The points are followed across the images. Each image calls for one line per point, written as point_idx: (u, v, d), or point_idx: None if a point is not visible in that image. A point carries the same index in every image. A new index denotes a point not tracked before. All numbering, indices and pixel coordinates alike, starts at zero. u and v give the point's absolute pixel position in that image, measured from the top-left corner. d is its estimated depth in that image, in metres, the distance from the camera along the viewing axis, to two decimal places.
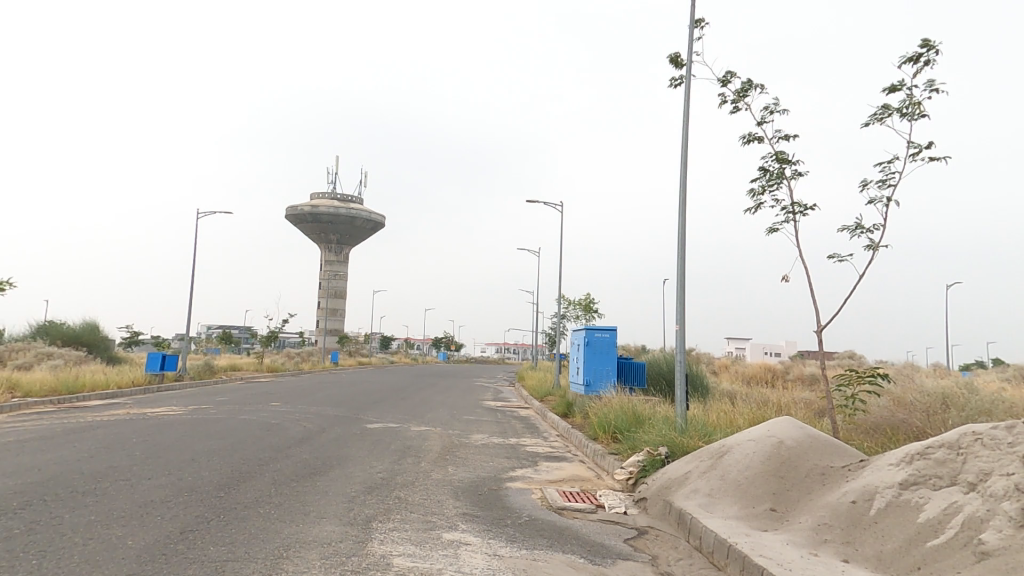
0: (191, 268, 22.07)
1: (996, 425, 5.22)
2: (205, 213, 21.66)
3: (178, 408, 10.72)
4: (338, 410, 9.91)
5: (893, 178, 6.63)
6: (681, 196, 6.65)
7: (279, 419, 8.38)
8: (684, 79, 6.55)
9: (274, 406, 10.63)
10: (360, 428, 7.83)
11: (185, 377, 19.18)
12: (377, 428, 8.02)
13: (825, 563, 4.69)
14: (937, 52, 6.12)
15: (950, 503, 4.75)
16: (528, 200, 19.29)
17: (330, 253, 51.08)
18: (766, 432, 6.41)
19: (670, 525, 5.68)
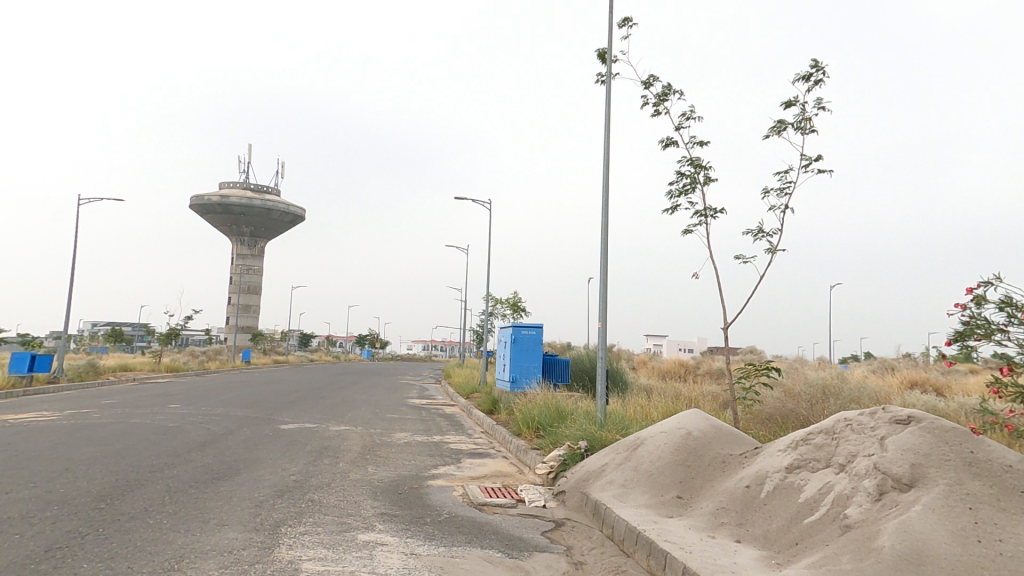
0: (73, 260, 19.88)
1: (862, 411, 5.98)
2: (87, 199, 19.54)
3: (52, 413, 9.63)
4: (247, 411, 9.39)
5: (790, 187, 7.58)
6: (603, 196, 6.93)
7: (178, 423, 7.78)
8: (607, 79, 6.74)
9: (171, 408, 9.86)
10: (271, 430, 7.49)
11: (61, 379, 17.19)
12: (291, 429, 7.70)
13: (721, 543, 5.15)
14: (825, 74, 6.94)
15: (823, 483, 5.43)
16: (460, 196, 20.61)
17: (243, 247, 48.34)
18: (676, 424, 6.87)
19: (586, 516, 5.95)
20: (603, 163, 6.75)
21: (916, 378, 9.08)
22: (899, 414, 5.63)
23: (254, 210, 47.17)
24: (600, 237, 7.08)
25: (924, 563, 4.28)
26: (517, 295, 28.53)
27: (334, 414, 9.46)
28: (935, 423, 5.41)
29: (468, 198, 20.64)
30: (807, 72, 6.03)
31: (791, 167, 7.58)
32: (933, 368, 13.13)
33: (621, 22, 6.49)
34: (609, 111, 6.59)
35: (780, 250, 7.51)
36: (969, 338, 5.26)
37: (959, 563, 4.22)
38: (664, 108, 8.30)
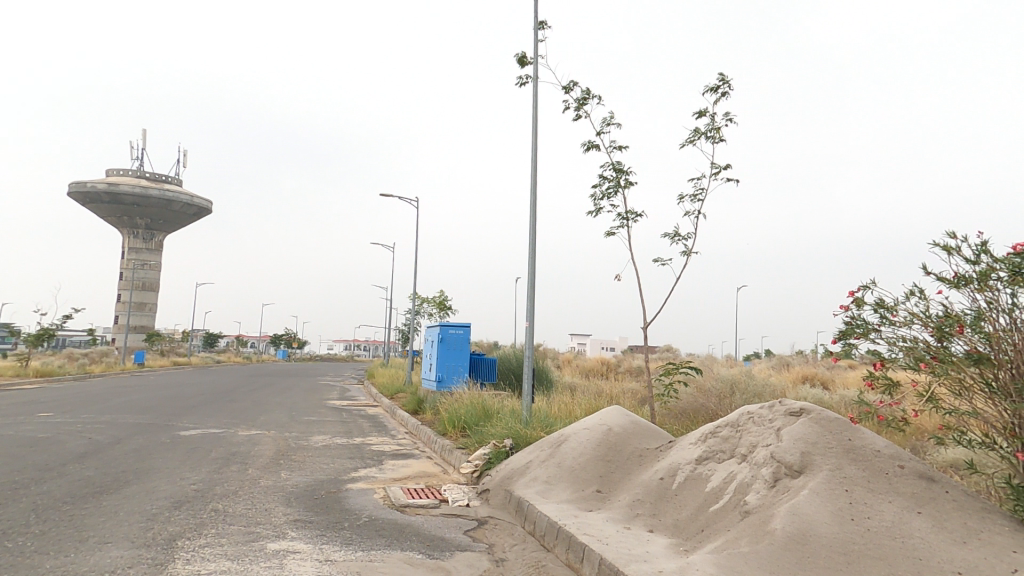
0: None
1: (763, 405, 6.47)
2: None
3: None
4: (140, 418, 8.64)
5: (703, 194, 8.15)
6: (530, 197, 7.03)
7: (53, 433, 7.01)
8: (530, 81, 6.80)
9: (42, 417, 8.84)
10: (169, 437, 6.96)
11: None
12: (192, 435, 7.19)
13: (635, 534, 5.40)
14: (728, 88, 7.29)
15: (728, 473, 5.84)
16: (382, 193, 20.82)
17: (135, 240, 44.85)
18: (598, 421, 7.09)
19: (509, 513, 6.01)
20: (530, 163, 6.83)
21: (810, 374, 10.00)
22: (793, 407, 6.15)
23: (150, 200, 43.75)
24: (528, 237, 7.18)
25: (808, 541, 4.73)
26: (444, 294, 28.18)
27: (244, 418, 8.92)
28: (822, 414, 5.97)
29: (395, 197, 20.99)
30: (716, 84, 6.42)
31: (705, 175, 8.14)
32: (818, 365, 14.42)
33: (539, 24, 6.58)
34: (534, 113, 6.67)
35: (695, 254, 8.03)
36: (850, 337, 5.87)
37: (837, 541, 4.71)
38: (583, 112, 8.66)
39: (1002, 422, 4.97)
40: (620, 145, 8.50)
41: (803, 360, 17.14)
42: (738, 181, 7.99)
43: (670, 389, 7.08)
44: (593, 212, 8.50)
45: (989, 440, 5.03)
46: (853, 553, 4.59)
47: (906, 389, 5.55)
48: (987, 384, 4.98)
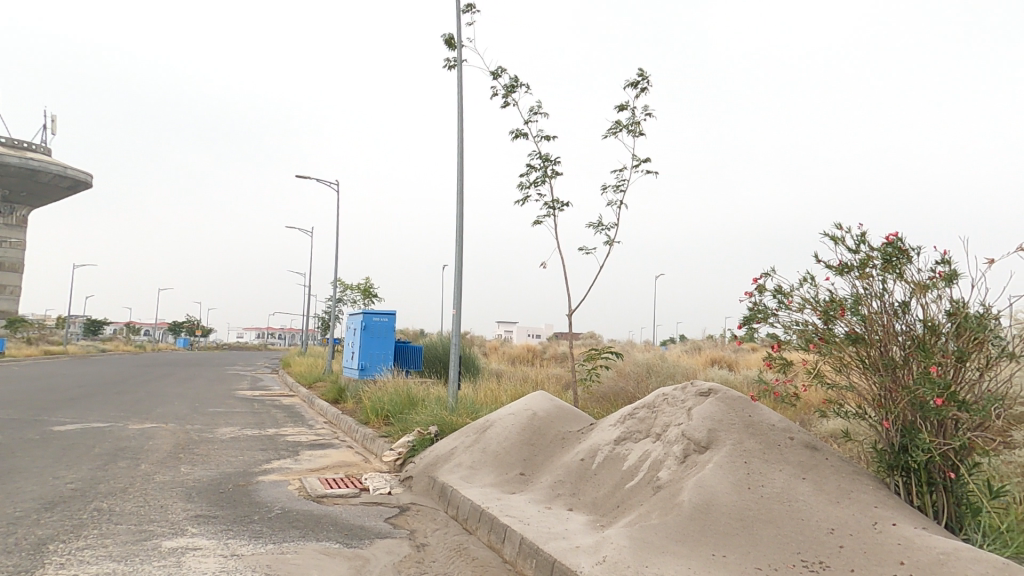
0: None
1: (676, 386, 6.86)
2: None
3: None
4: (3, 413, 7.65)
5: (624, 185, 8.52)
6: (458, 183, 6.98)
7: None
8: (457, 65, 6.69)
9: None
10: (39, 433, 6.22)
11: None
12: (69, 431, 6.47)
13: (556, 513, 5.54)
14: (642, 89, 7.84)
15: (643, 451, 6.15)
16: (302, 175, 19.50)
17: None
18: (523, 406, 7.18)
19: (432, 499, 5.94)
20: (457, 148, 6.76)
21: (716, 357, 10.81)
22: (703, 387, 6.57)
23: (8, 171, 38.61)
24: (456, 223, 7.13)
25: (710, 510, 5.11)
26: (370, 282, 27.30)
27: (139, 412, 8.15)
28: (728, 393, 6.42)
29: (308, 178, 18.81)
30: (638, 79, 6.70)
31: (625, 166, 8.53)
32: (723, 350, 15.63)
33: (466, 6, 6.46)
34: (461, 98, 6.59)
35: (616, 243, 8.45)
36: (753, 321, 6.37)
37: (736, 508, 5.11)
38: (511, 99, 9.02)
39: (872, 394, 5.60)
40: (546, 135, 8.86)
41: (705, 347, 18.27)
42: (655, 175, 8.43)
43: (593, 373, 7.33)
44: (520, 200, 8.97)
45: (863, 410, 5.66)
46: (749, 518, 5.02)
47: (797, 368, 6.11)
48: (862, 361, 5.58)
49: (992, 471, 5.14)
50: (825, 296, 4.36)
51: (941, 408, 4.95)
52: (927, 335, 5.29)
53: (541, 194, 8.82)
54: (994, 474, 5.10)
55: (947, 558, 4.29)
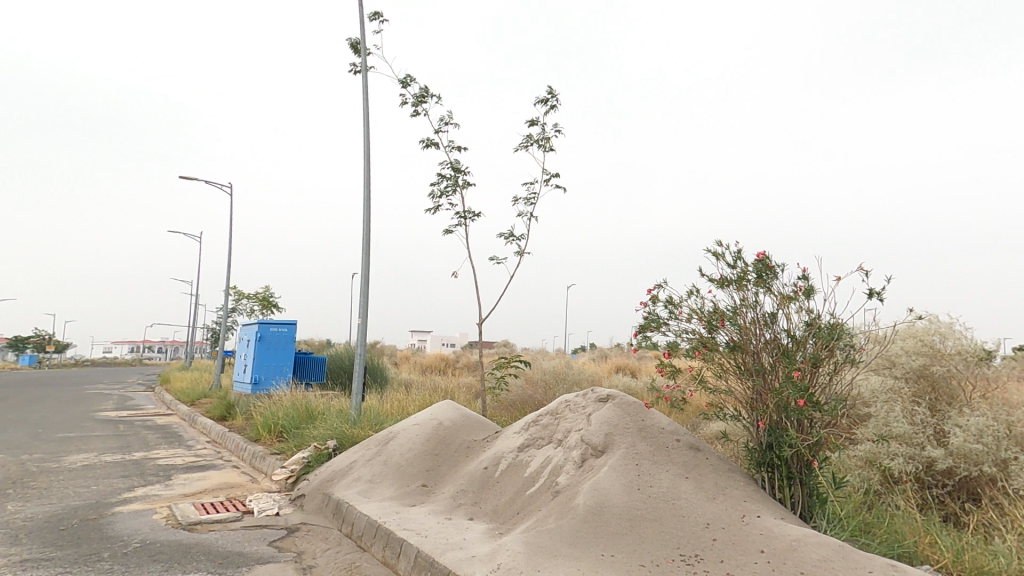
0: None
1: (578, 393, 7.12)
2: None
3: None
4: None
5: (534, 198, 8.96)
6: (364, 193, 6.83)
7: None
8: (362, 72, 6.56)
9: None
10: None
11: None
12: None
13: (455, 524, 5.52)
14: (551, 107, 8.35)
15: (545, 457, 6.29)
16: (189, 180, 17.52)
17: None
18: (429, 415, 7.14)
19: (326, 517, 5.75)
20: (363, 155, 6.65)
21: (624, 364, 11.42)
22: (602, 394, 6.85)
23: None
24: (363, 230, 7.00)
25: (602, 511, 5.35)
26: (270, 290, 25.81)
27: None
28: (625, 399, 6.71)
29: (197, 179, 17.59)
30: (545, 97, 6.95)
31: (536, 180, 9.02)
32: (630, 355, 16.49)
33: (373, 14, 6.36)
34: (366, 106, 6.47)
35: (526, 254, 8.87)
36: (647, 330, 6.77)
37: (626, 509, 5.39)
38: (421, 108, 9.19)
39: (747, 397, 6.11)
40: (458, 146, 9.13)
41: (613, 353, 19.03)
42: (563, 188, 8.89)
43: (502, 381, 7.43)
44: (431, 209, 9.12)
45: (738, 412, 6.17)
46: (638, 518, 5.31)
47: (685, 374, 6.57)
48: (738, 367, 6.09)
49: (838, 463, 5.81)
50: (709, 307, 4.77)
51: (801, 409, 5.53)
52: (791, 343, 5.89)
53: (451, 204, 9.04)
54: (840, 467, 5.76)
55: (798, 544, 4.80)
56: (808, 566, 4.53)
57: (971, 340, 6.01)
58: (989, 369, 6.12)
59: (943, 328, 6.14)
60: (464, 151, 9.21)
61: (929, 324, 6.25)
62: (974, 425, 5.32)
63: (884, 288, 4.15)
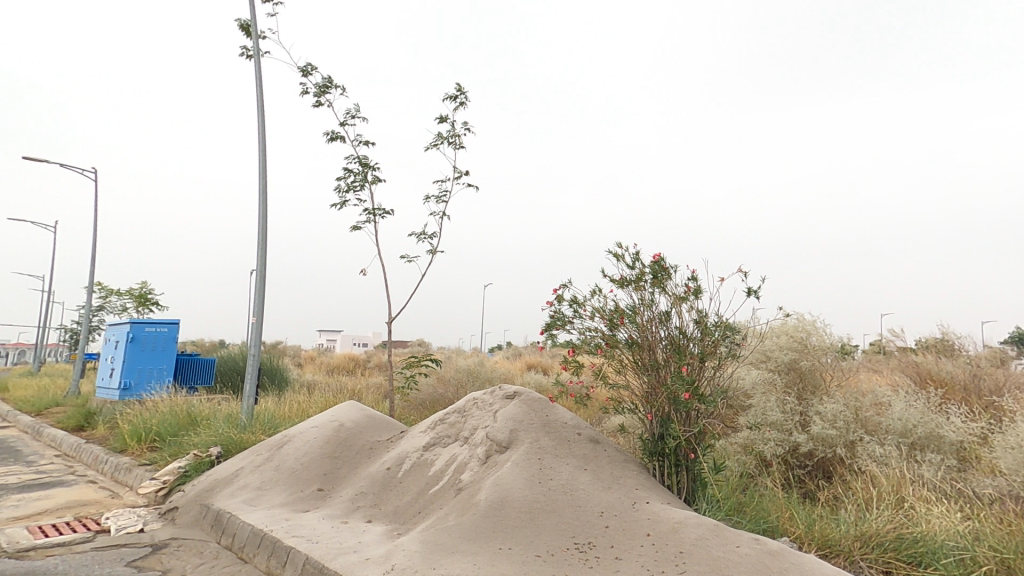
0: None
1: (487, 390, 7.00)
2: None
3: None
4: None
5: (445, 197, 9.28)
6: (260, 184, 6.46)
7: None
8: (256, 56, 6.21)
9: None
10: None
11: None
12: None
13: (351, 527, 5.25)
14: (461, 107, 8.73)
15: (450, 456, 6.11)
16: (26, 156, 14.89)
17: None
18: (330, 417, 6.88)
19: (202, 530, 5.35)
20: (259, 144, 6.28)
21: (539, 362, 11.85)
22: (509, 390, 6.72)
23: None
24: (259, 224, 6.59)
25: (501, 506, 5.20)
26: (146, 286, 23.41)
27: None
28: (531, 396, 6.64)
29: (52, 163, 15.25)
30: (455, 94, 6.94)
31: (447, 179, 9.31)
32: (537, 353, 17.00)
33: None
34: (261, 92, 6.13)
35: (438, 251, 9.19)
36: (553, 328, 6.97)
37: (527, 502, 5.22)
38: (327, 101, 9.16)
39: (642, 392, 6.33)
40: (366, 140, 9.18)
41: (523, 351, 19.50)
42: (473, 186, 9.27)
43: (411, 380, 7.29)
44: (339, 204, 9.14)
45: (634, 406, 6.34)
46: (539, 510, 5.14)
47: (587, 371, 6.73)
48: (636, 363, 6.27)
49: (719, 451, 6.26)
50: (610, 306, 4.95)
51: (687, 402, 5.81)
52: (682, 340, 6.12)
53: (359, 200, 9.09)
54: (721, 453, 6.21)
55: (679, 525, 4.85)
56: (687, 544, 4.58)
57: (830, 336, 6.80)
58: (843, 362, 6.98)
59: (808, 326, 6.89)
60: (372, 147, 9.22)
61: (799, 321, 6.97)
62: (829, 412, 6.01)
63: (758, 288, 4.55)
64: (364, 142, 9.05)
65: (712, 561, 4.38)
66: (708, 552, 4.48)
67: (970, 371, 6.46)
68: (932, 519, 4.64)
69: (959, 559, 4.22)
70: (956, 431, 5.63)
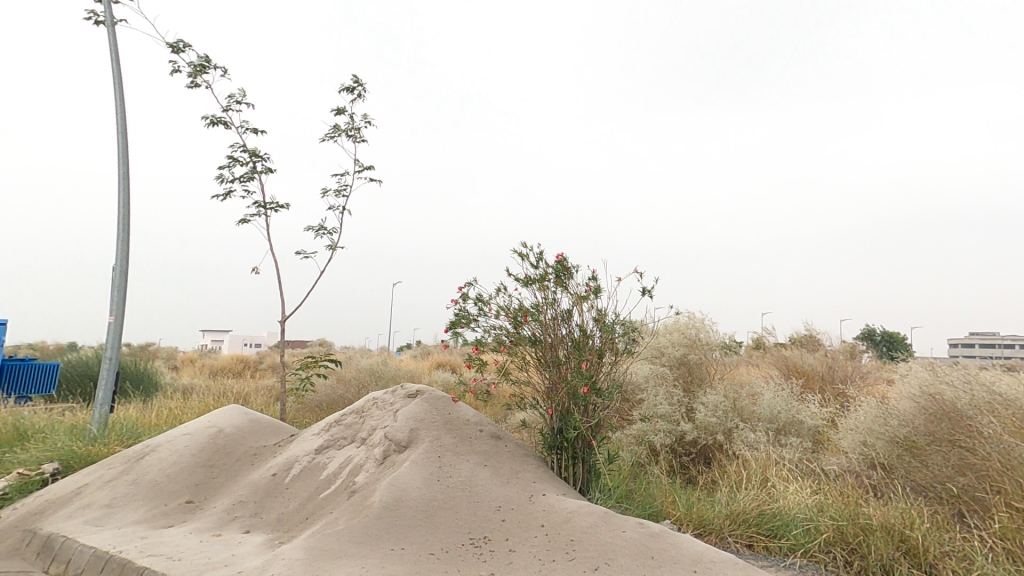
0: None
1: (390, 389, 6.36)
2: None
3: None
4: None
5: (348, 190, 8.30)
6: (120, 167, 5.76)
7: None
8: (111, 23, 5.54)
9: None
10: None
11: None
12: None
13: (223, 540, 4.65)
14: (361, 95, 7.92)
15: (346, 458, 5.49)
16: None
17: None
18: (205, 424, 6.28)
19: (27, 559, 4.63)
20: (117, 122, 5.61)
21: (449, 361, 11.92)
22: (412, 390, 6.15)
23: None
24: (120, 212, 5.87)
25: (391, 508, 4.56)
26: None
27: None
28: (435, 394, 6.03)
29: None
30: (353, 86, 6.66)
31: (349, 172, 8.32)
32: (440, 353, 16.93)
33: None
34: (119, 63, 5.47)
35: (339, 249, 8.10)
36: (458, 327, 6.88)
37: (426, 502, 4.65)
38: (204, 79, 7.81)
39: (545, 389, 5.63)
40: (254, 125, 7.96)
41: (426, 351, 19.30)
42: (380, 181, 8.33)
43: (306, 382, 6.78)
44: (221, 196, 7.83)
45: (534, 403, 5.66)
46: (438, 512, 4.58)
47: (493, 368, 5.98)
48: (540, 361, 5.58)
49: (614, 442, 6.45)
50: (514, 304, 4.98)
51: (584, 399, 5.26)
52: (582, 336, 5.54)
53: (247, 192, 7.89)
54: (616, 445, 6.40)
55: (574, 514, 4.62)
56: (578, 533, 4.40)
57: (715, 333, 7.39)
58: (726, 357, 7.65)
59: (698, 324, 7.46)
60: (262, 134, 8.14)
61: (690, 319, 7.51)
62: (711, 402, 6.49)
63: (649, 286, 4.78)
64: (251, 127, 7.71)
65: (601, 546, 4.28)
66: (597, 539, 4.36)
67: (826, 363, 7.34)
68: (788, 495, 5.15)
69: (806, 529, 4.73)
70: (812, 416, 6.34)
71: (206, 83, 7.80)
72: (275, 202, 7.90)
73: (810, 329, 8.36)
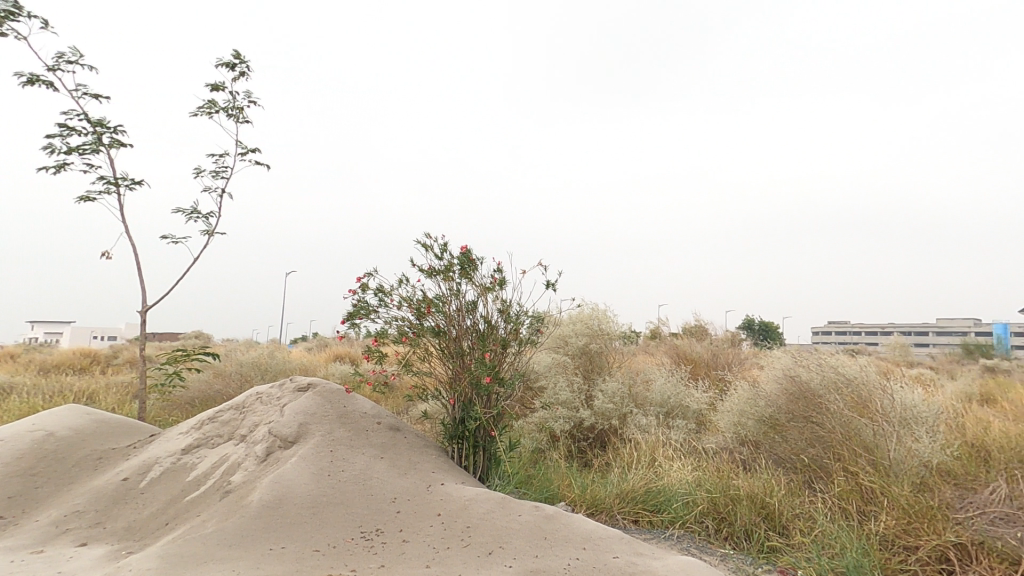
0: None
1: (276, 383, 5.95)
2: None
3: None
4: None
5: (224, 171, 7.13)
6: None
7: None
8: None
9: None
10: None
11: None
12: None
13: (49, 557, 4.00)
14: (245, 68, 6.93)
15: (220, 456, 5.02)
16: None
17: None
18: (29, 427, 5.66)
19: None
20: None
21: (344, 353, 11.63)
22: (303, 382, 5.74)
23: None
24: None
25: (265, 509, 4.05)
26: None
27: None
28: (329, 386, 5.71)
29: None
30: (232, 62, 5.99)
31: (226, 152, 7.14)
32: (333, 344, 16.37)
33: None
34: None
35: (216, 236, 7.02)
36: None
37: (310, 498, 4.21)
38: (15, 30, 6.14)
39: (448, 380, 5.25)
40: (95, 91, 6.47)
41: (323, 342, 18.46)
42: (269, 167, 7.39)
43: (174, 378, 6.10)
44: (50, 168, 6.29)
45: (436, 394, 5.29)
46: (324, 507, 4.14)
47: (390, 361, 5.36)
48: (443, 353, 5.12)
49: (517, 430, 6.50)
50: (417, 294, 4.54)
51: (487, 387, 5.00)
52: (487, 328, 5.18)
53: (88, 164, 6.44)
54: (518, 433, 6.47)
55: (469, 502, 4.49)
56: (474, 520, 4.28)
57: (615, 325, 7.80)
58: (625, 346, 8.10)
59: (600, 315, 7.81)
60: (104, 100, 6.50)
61: (593, 311, 7.85)
62: (609, 389, 6.87)
63: (556, 280, 4.80)
64: (90, 90, 6.36)
65: (495, 531, 4.22)
66: (494, 524, 4.30)
67: (712, 352, 8.03)
68: (672, 472, 5.56)
69: (685, 502, 5.15)
70: (696, 401, 6.91)
71: (17, 33, 6.16)
72: (126, 177, 6.52)
73: (698, 321, 9.09)
